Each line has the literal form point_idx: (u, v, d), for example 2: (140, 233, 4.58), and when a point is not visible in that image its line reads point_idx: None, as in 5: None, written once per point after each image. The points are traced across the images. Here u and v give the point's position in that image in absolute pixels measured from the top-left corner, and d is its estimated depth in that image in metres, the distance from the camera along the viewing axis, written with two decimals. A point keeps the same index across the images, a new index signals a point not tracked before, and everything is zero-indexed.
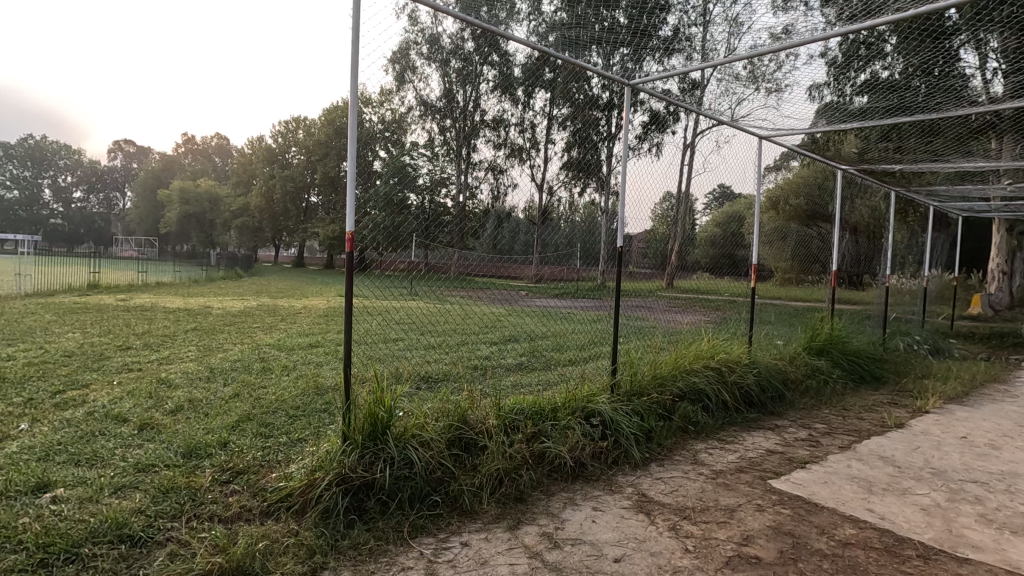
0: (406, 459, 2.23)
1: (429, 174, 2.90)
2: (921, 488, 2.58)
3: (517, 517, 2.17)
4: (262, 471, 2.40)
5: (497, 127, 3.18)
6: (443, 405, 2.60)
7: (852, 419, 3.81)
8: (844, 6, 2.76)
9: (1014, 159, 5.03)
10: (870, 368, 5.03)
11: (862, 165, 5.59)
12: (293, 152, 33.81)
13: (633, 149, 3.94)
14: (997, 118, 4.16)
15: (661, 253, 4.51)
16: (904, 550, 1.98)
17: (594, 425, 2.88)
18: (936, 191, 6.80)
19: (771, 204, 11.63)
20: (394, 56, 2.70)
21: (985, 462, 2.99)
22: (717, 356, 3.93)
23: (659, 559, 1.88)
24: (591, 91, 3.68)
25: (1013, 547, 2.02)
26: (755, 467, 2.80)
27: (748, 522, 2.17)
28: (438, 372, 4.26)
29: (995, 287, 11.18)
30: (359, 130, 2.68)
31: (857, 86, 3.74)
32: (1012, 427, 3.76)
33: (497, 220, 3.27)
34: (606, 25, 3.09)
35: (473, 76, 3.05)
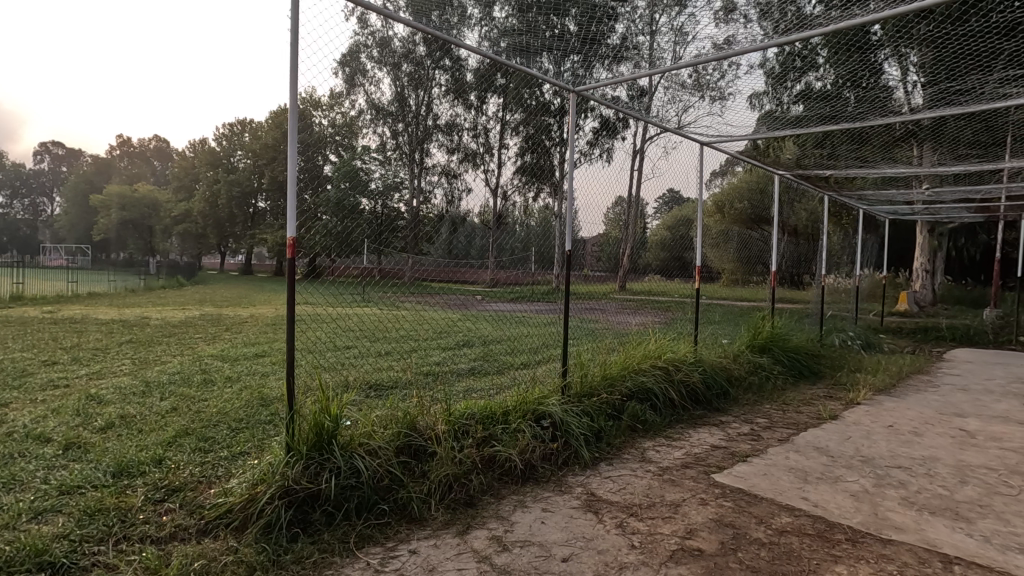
0: (353, 468, 2.19)
1: (382, 179, 2.88)
2: (852, 475, 2.74)
3: (467, 521, 2.17)
4: (201, 487, 2.31)
5: (450, 131, 3.18)
6: (391, 413, 2.58)
7: (791, 413, 3.99)
8: (779, 19, 2.89)
9: (933, 164, 5.39)
10: (808, 364, 5.28)
11: (796, 170, 5.88)
12: (239, 155, 32.68)
13: (584, 154, 4.04)
14: (917, 126, 4.45)
15: (614, 255, 4.60)
16: (834, 534, 2.09)
17: (544, 427, 2.91)
18: (866, 195, 7.20)
19: (717, 207, 12.08)
20: (344, 60, 2.67)
21: (908, 448, 3.19)
22: (664, 355, 4.05)
23: (606, 556, 1.91)
24: (543, 96, 3.71)
25: (931, 527, 2.17)
26: (699, 462, 2.89)
27: (692, 516, 2.24)
28: (389, 379, 4.20)
29: (920, 285, 11.96)
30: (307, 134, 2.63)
31: (793, 96, 3.91)
32: (933, 415, 4.02)
33: (452, 226, 3.25)
34: (556, 33, 3.14)
35: (425, 80, 3.06)
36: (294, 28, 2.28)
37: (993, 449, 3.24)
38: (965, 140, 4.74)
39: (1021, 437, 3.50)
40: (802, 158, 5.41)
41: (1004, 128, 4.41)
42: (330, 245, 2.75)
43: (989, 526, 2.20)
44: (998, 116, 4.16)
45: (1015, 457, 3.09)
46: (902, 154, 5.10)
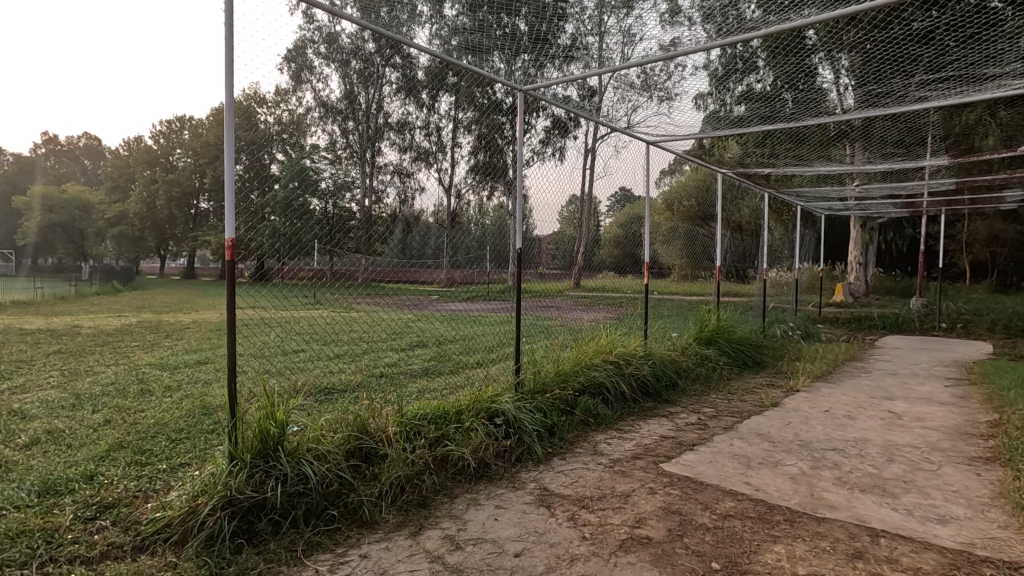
0: (301, 475, 2.14)
1: (332, 178, 2.86)
2: (791, 459, 2.88)
3: (420, 522, 2.15)
4: (137, 502, 2.20)
5: (401, 130, 3.11)
6: (340, 417, 2.52)
7: (736, 402, 4.16)
8: (721, 22, 2.97)
9: (864, 162, 5.68)
10: (751, 354, 5.51)
11: (738, 168, 6.10)
12: (179, 154, 31.20)
13: (537, 153, 4.09)
14: (848, 126, 4.70)
15: (568, 253, 4.66)
16: (774, 516, 2.20)
17: (497, 425, 2.91)
18: (803, 193, 7.59)
19: (666, 205, 12.43)
20: (288, 55, 2.59)
21: (842, 431, 3.38)
22: (615, 350, 4.14)
23: (557, 549, 1.94)
24: (494, 95, 3.72)
25: (861, 504, 2.31)
26: (649, 453, 2.97)
27: (641, 505, 2.30)
28: (340, 383, 4.11)
29: (854, 277, 12.68)
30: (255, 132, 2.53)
31: (735, 97, 4.05)
32: (865, 399, 4.28)
33: (406, 225, 3.22)
34: (507, 32, 3.13)
35: (375, 78, 2.99)
36: (230, 22, 2.20)
37: (917, 429, 3.47)
38: (891, 141, 5.05)
39: (941, 417, 3.77)
40: (744, 157, 5.62)
41: (924, 128, 4.72)
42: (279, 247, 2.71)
43: (912, 500, 2.36)
44: (919, 118, 4.45)
45: (936, 435, 3.32)
46: (835, 153, 5.38)
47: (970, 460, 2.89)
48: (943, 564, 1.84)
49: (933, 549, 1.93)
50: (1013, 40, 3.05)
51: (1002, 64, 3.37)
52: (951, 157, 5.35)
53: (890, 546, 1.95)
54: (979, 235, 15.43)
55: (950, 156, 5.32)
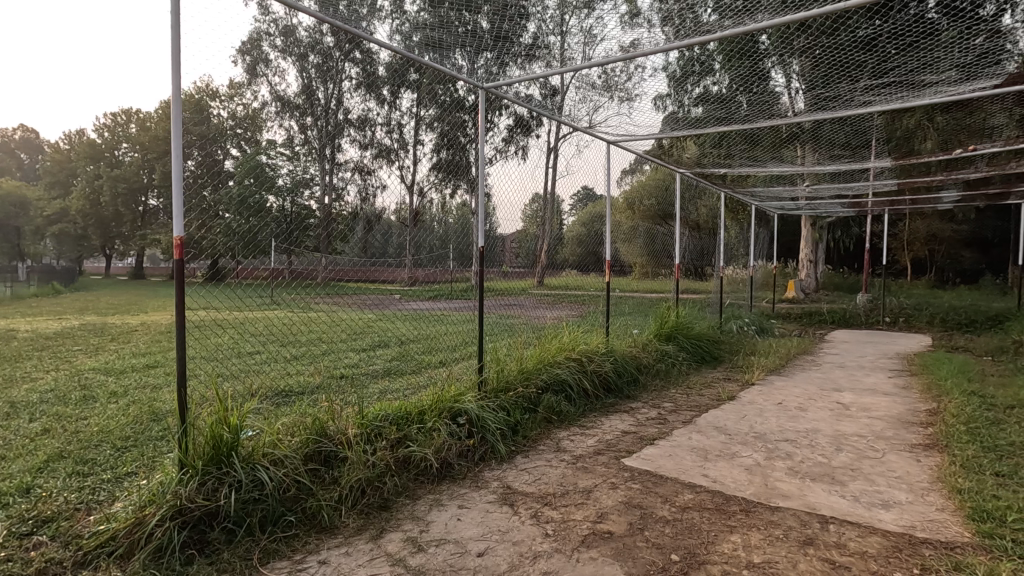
0: (257, 481, 2.08)
1: (289, 175, 2.86)
2: (746, 451, 2.97)
3: (380, 525, 2.12)
4: (78, 515, 2.09)
5: (362, 126, 3.05)
6: (298, 419, 2.47)
7: (695, 396, 4.26)
8: (679, 24, 3.02)
9: (814, 163, 5.91)
10: (709, 349, 5.67)
11: (695, 169, 6.25)
12: (126, 148, 29.74)
13: (500, 151, 4.09)
14: (799, 129, 4.86)
15: (532, 252, 4.68)
16: (730, 507, 2.26)
17: (460, 424, 2.89)
18: (757, 193, 7.87)
19: (627, 204, 12.64)
20: (243, 48, 2.54)
21: (794, 422, 3.51)
22: (578, 347, 4.17)
23: (520, 547, 1.94)
24: (456, 92, 3.68)
25: (812, 492, 2.40)
26: (611, 448, 3.01)
27: (603, 500, 2.33)
28: (299, 385, 4.00)
29: (805, 274, 13.19)
30: (205, 127, 2.43)
31: (693, 98, 4.13)
32: (815, 391, 4.46)
33: (367, 224, 3.15)
34: (469, 29, 3.09)
35: (335, 73, 2.92)
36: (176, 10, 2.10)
37: (863, 418, 3.63)
38: (838, 143, 5.26)
39: (885, 406, 3.97)
40: (701, 157, 5.76)
41: (869, 132, 4.94)
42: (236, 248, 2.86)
43: (859, 487, 2.47)
44: (863, 122, 4.66)
45: (880, 424, 3.49)
46: (787, 154, 5.58)
47: (910, 447, 3.05)
48: (887, 547, 1.93)
49: (878, 533, 2.03)
50: (949, 49, 3.22)
51: (939, 71, 3.55)
52: (892, 160, 5.63)
53: (839, 532, 2.03)
54: (919, 234, 16.31)
55: (892, 158, 5.60)
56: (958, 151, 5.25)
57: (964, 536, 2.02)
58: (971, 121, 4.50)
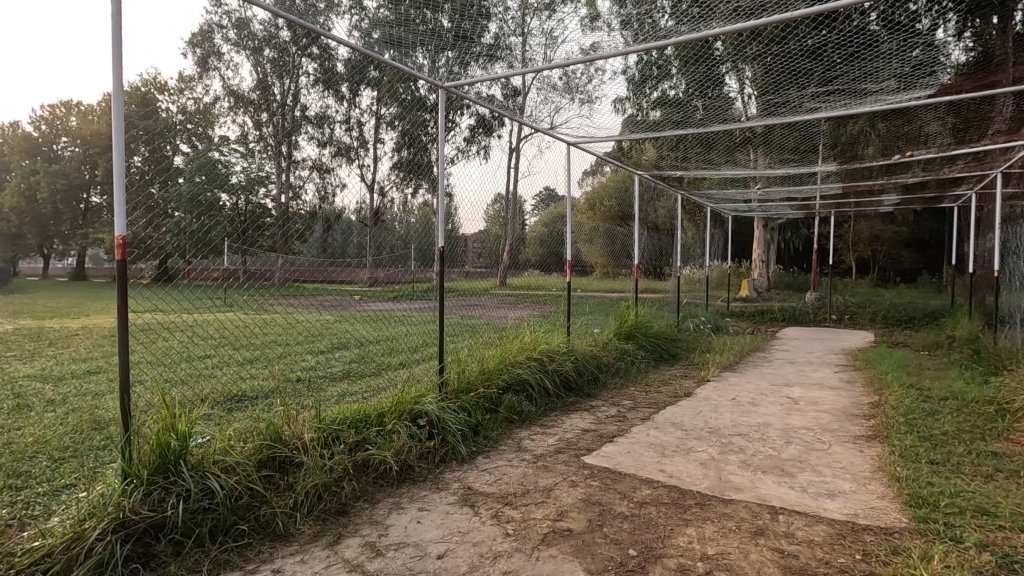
0: (207, 489, 2.00)
1: (244, 172, 2.81)
2: (701, 445, 3.05)
3: (338, 531, 2.07)
4: (10, 531, 1.96)
5: (320, 124, 2.98)
6: (251, 424, 2.39)
7: (653, 393, 4.36)
8: (638, 29, 3.06)
9: (766, 166, 6.12)
10: (667, 347, 5.81)
11: (654, 171, 6.38)
12: (65, 143, 28.16)
13: (462, 151, 4.06)
14: (751, 134, 5.03)
15: (494, 251, 4.69)
16: (686, 500, 2.32)
17: (421, 426, 2.86)
18: (713, 195, 8.09)
19: (588, 205, 12.81)
20: (195, 40, 2.49)
21: (747, 417, 3.63)
22: (539, 347, 4.20)
23: (481, 547, 1.94)
24: (418, 91, 3.64)
25: (763, 484, 2.50)
26: (571, 447, 3.04)
27: (563, 498, 2.35)
28: (253, 389, 3.87)
29: (758, 274, 13.68)
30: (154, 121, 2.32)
31: (651, 102, 4.21)
32: (767, 386, 4.62)
33: (326, 224, 3.11)
34: (430, 28, 3.04)
35: (291, 68, 2.91)
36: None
37: (811, 412, 3.79)
38: (788, 147, 5.47)
39: (831, 400, 4.15)
40: (659, 160, 5.88)
41: (816, 137, 5.15)
42: (184, 245, 2.82)
43: (807, 478, 2.58)
44: (810, 128, 4.87)
45: (827, 417, 3.64)
46: (740, 157, 5.76)
47: (854, 438, 3.20)
48: (832, 535, 2.01)
49: (824, 522, 2.12)
50: (888, 59, 3.38)
51: (879, 81, 3.73)
52: (837, 165, 5.90)
53: (787, 522, 2.11)
54: (863, 235, 17.14)
55: (837, 162, 5.86)
56: (897, 157, 5.53)
57: (901, 521, 2.13)
58: (909, 128, 4.75)
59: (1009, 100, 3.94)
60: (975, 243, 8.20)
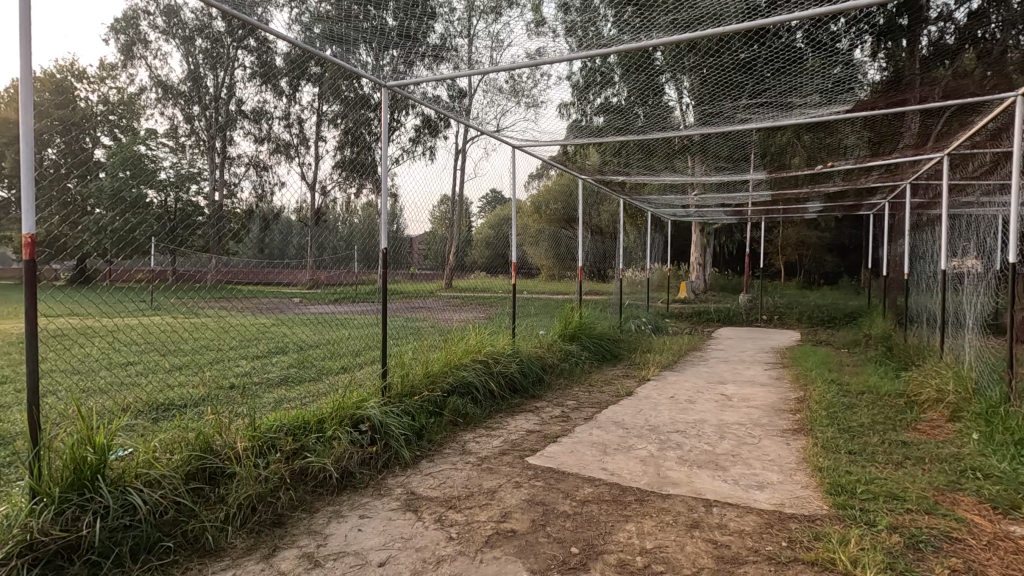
0: (128, 506, 1.88)
1: (173, 168, 2.67)
2: (641, 443, 3.14)
3: (274, 543, 1.99)
4: None
5: (257, 120, 2.89)
6: (179, 434, 2.26)
7: (596, 393, 4.45)
8: (581, 36, 3.12)
9: (703, 172, 6.38)
10: (610, 348, 5.95)
11: (597, 175, 6.52)
12: None
13: (407, 151, 4.00)
14: (688, 142, 5.24)
15: (440, 253, 4.65)
16: (626, 497, 2.38)
17: (363, 431, 2.79)
18: (653, 200, 8.35)
19: (534, 208, 12.93)
20: (120, 27, 2.46)
21: (684, 414, 3.77)
22: (484, 349, 4.20)
23: (424, 553, 1.92)
24: (361, 89, 3.57)
25: (698, 478, 2.60)
26: (515, 448, 3.06)
27: (507, 499, 2.37)
28: (181, 398, 3.65)
29: (695, 276, 14.25)
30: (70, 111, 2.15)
31: (595, 108, 4.27)
32: (703, 384, 4.82)
33: (264, 222, 2.92)
34: (375, 25, 2.97)
35: (225, 60, 2.90)
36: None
37: (743, 408, 3.99)
38: (723, 155, 5.73)
39: (761, 396, 4.38)
40: (603, 165, 6.01)
41: (748, 147, 5.43)
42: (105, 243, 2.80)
43: (738, 471, 2.71)
44: (742, 137, 5.12)
45: (757, 412, 3.84)
46: (679, 164, 5.98)
47: (781, 432, 3.38)
48: (761, 524, 2.12)
49: (753, 512, 2.23)
50: (812, 75, 3.60)
51: (803, 95, 3.97)
52: (767, 172, 6.23)
53: (720, 513, 2.21)
54: (790, 240, 18.17)
55: (767, 170, 6.19)
56: (820, 167, 5.89)
57: (822, 508, 2.28)
58: (831, 140, 5.08)
59: (916, 118, 4.28)
60: (888, 248, 8.86)
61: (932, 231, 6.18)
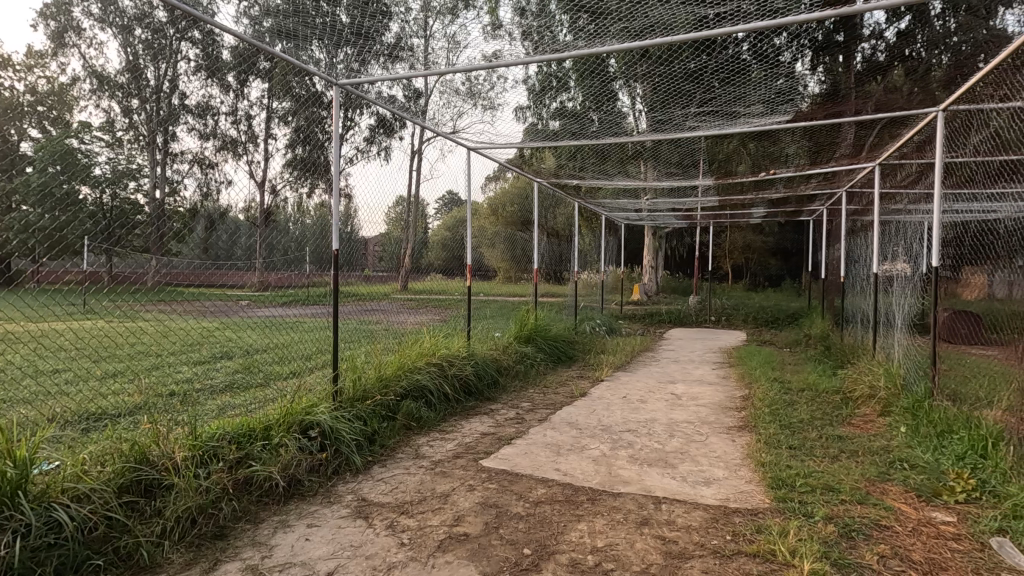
0: (52, 522, 1.76)
1: (109, 164, 2.47)
2: (594, 443, 3.19)
3: (215, 557, 1.91)
4: None
5: (202, 114, 2.77)
6: (111, 445, 2.14)
7: (551, 394, 4.49)
8: (537, 40, 3.14)
9: (655, 177, 6.54)
10: (565, 349, 6.02)
11: (552, 178, 6.59)
12: None
13: (362, 151, 3.93)
14: (641, 147, 5.36)
15: (395, 255, 4.59)
16: (578, 497, 2.41)
17: (312, 438, 2.71)
18: (607, 203, 8.51)
19: (492, 210, 12.95)
20: (46, 13, 2.31)
21: (636, 413, 3.86)
22: (438, 352, 4.15)
23: (374, 560, 1.88)
24: (314, 86, 3.48)
25: (648, 476, 2.66)
26: (469, 451, 3.05)
27: (460, 503, 2.35)
28: (116, 406, 3.46)
29: (648, 278, 14.61)
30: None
31: (551, 112, 4.32)
32: (654, 384, 4.94)
33: (209, 222, 2.90)
34: (327, 21, 2.90)
35: (168, 52, 2.65)
36: None
37: (692, 406, 4.11)
38: (674, 161, 5.89)
39: (709, 394, 4.53)
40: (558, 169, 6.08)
41: (697, 154, 5.61)
42: None
43: (686, 468, 2.78)
44: (691, 144, 5.28)
45: (705, 411, 3.96)
46: (632, 169, 6.12)
47: (727, 429, 3.50)
48: (707, 519, 2.19)
49: (700, 508, 2.30)
50: (756, 85, 3.75)
51: (748, 104, 4.13)
52: (714, 178, 6.45)
53: (668, 510, 2.27)
54: (737, 244, 18.89)
55: (714, 177, 6.41)
56: (763, 174, 6.15)
57: (764, 502, 2.37)
58: (774, 149, 5.30)
59: (851, 130, 4.52)
60: (827, 253, 9.34)
61: (865, 237, 6.55)
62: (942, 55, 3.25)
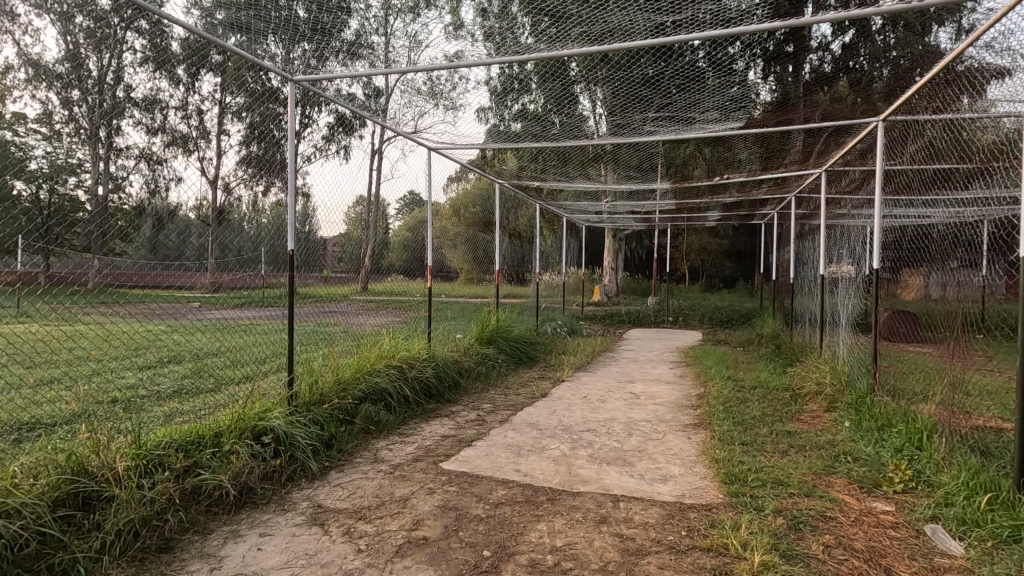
0: None
1: (47, 159, 2.28)
2: (554, 443, 3.21)
3: (159, 570, 1.83)
4: None
5: (150, 108, 2.68)
6: (45, 456, 2.02)
7: (512, 395, 4.50)
8: (499, 42, 3.14)
9: (615, 180, 6.64)
10: (526, 350, 6.04)
11: (514, 180, 6.61)
12: None
13: (320, 149, 3.83)
14: (601, 151, 5.44)
15: (355, 255, 4.50)
16: (538, 497, 2.42)
17: (265, 444, 2.63)
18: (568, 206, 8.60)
19: (454, 211, 12.90)
20: None
21: (595, 413, 3.90)
22: (398, 353, 4.09)
23: (329, 568, 1.84)
24: (269, 82, 3.39)
25: (607, 475, 2.70)
26: (430, 453, 3.02)
27: (419, 506, 2.33)
28: (52, 416, 3.26)
29: (608, 280, 14.83)
30: None
31: (512, 114, 4.34)
32: (613, 383, 5.01)
33: (157, 220, 2.73)
34: (284, 16, 2.82)
35: (111, 42, 2.49)
36: None
37: (649, 405, 4.20)
38: (633, 165, 6.00)
39: (666, 393, 4.63)
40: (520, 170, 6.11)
41: (655, 158, 5.73)
42: None
43: (643, 466, 2.84)
44: (649, 149, 5.40)
45: (662, 409, 4.05)
46: (592, 172, 6.20)
47: (683, 427, 3.59)
48: (663, 516, 2.24)
49: (656, 504, 2.34)
50: (710, 92, 3.86)
51: (703, 111, 4.24)
52: (671, 182, 6.61)
53: (626, 507, 2.31)
54: (694, 246, 19.41)
55: (671, 180, 6.57)
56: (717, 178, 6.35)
57: (717, 497, 2.44)
58: (728, 154, 5.47)
59: (800, 138, 4.71)
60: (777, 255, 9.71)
61: (812, 240, 6.84)
62: (883, 68, 3.44)
